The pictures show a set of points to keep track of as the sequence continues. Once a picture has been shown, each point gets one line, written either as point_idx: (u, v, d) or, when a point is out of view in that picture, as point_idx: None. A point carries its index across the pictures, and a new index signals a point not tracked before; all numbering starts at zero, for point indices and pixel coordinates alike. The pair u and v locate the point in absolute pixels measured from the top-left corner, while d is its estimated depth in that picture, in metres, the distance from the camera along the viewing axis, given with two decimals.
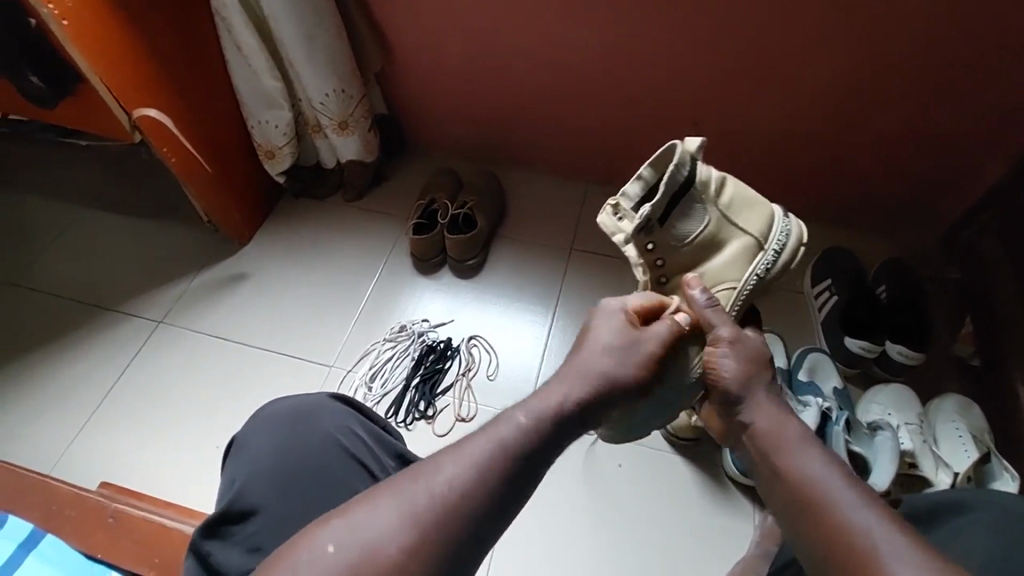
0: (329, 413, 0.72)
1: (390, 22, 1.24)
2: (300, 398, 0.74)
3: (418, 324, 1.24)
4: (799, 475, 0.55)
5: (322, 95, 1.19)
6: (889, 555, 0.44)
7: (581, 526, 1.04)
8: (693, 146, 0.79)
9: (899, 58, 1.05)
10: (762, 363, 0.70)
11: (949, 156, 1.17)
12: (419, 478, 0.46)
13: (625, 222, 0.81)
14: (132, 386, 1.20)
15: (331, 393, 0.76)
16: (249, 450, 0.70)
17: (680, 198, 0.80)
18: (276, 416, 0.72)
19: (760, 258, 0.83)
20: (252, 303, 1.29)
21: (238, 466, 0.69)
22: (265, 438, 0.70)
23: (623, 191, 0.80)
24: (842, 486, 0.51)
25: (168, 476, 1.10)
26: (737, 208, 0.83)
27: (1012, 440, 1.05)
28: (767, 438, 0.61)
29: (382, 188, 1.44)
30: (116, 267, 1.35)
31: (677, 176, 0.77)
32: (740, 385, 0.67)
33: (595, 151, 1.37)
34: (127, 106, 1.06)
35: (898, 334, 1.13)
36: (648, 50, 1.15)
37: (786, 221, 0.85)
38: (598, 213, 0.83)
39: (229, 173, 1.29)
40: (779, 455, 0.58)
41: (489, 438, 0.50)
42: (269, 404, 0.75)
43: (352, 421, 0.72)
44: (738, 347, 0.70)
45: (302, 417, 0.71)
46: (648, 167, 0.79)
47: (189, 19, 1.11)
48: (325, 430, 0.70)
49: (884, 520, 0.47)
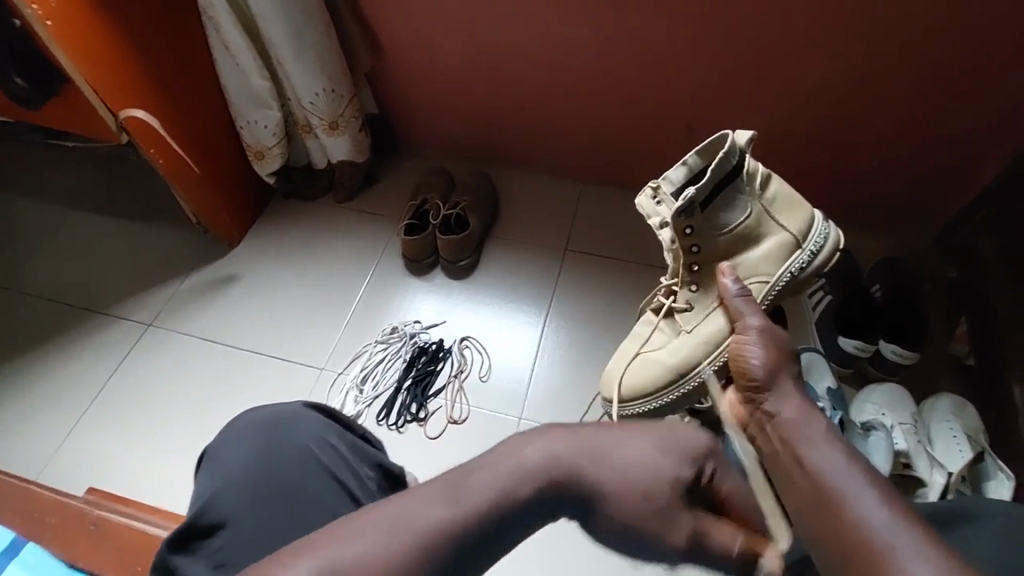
0: (304, 422, 0.72)
1: (380, 21, 1.23)
2: (276, 407, 0.74)
3: (410, 326, 1.23)
4: (818, 468, 0.55)
5: (311, 94, 1.18)
6: (905, 555, 0.44)
7: (573, 528, 1.03)
8: (744, 138, 0.80)
9: (894, 56, 1.04)
10: (790, 358, 0.72)
11: (944, 154, 1.16)
12: (340, 540, 0.40)
13: (663, 206, 0.84)
14: (120, 390, 1.19)
15: (305, 401, 0.76)
16: (221, 460, 0.70)
17: (727, 189, 0.80)
18: (250, 425, 0.72)
19: (796, 256, 0.84)
20: (241, 305, 1.28)
21: (210, 475, 0.69)
22: (237, 448, 0.70)
23: (666, 174, 0.83)
24: (858, 483, 0.52)
25: (156, 481, 1.09)
26: (779, 206, 0.83)
27: (1008, 440, 1.04)
28: (785, 427, 0.63)
29: (373, 189, 1.43)
30: (105, 270, 1.33)
31: (726, 168, 0.77)
32: (768, 375, 0.69)
33: (588, 150, 1.36)
34: (114, 106, 1.05)
35: (893, 334, 1.13)
36: (641, 48, 1.14)
37: (825, 225, 0.86)
38: (637, 194, 0.87)
39: (219, 175, 1.28)
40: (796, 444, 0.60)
41: (441, 508, 0.43)
42: (244, 414, 0.75)
43: (327, 432, 0.72)
44: (765, 339, 0.73)
45: (275, 428, 0.71)
46: (695, 155, 0.81)
47: (176, 19, 1.10)
48: (299, 440, 0.70)
49: (900, 519, 0.47)
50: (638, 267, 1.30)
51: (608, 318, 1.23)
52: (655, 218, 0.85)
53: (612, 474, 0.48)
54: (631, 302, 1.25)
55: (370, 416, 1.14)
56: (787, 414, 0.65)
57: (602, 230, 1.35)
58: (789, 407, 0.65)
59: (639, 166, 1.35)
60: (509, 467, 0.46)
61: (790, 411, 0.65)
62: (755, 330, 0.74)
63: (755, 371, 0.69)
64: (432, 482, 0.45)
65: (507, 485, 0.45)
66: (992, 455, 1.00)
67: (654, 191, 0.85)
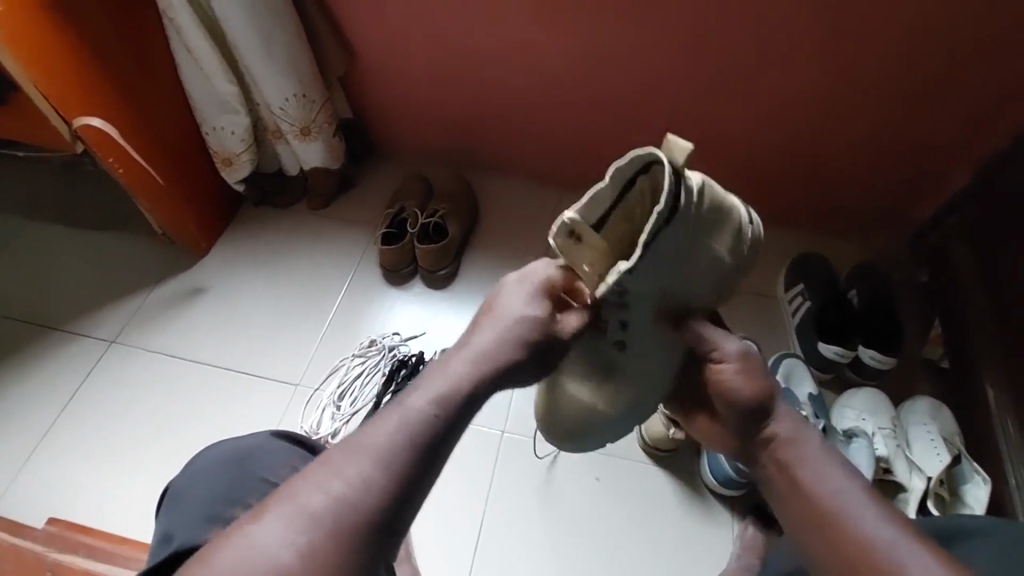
0: (271, 453, 0.72)
1: (353, 23, 1.18)
2: (237, 442, 0.74)
3: (388, 339, 1.19)
4: (826, 497, 0.57)
5: (282, 100, 1.13)
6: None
7: (559, 542, 1.02)
8: (677, 149, 0.59)
9: (872, 64, 1.04)
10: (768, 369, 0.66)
11: (920, 161, 1.17)
12: (310, 480, 0.46)
13: (580, 249, 0.63)
14: (83, 413, 1.13)
15: (272, 430, 0.75)
16: (185, 499, 0.69)
17: (669, 230, 0.60)
18: (213, 462, 0.71)
19: (729, 280, 0.69)
20: (212, 318, 1.23)
21: (173, 515, 0.67)
22: (202, 485, 0.69)
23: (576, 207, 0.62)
24: (862, 505, 0.55)
25: (123, 507, 1.04)
26: (714, 226, 0.65)
27: (981, 442, 1.06)
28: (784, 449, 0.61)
29: (349, 195, 1.39)
30: (64, 283, 1.27)
31: (666, 209, 0.59)
32: (763, 398, 0.63)
33: (570, 156, 1.34)
34: (67, 114, 0.99)
35: (871, 339, 1.13)
36: (622, 54, 1.13)
37: (752, 228, 0.70)
38: (550, 235, 0.63)
39: (186, 184, 1.22)
40: (803, 470, 0.59)
41: (392, 424, 0.49)
42: (205, 450, 0.74)
43: (296, 461, 0.72)
44: (741, 361, 0.64)
45: (244, 463, 0.70)
46: (609, 177, 0.62)
47: (135, 21, 1.04)
48: (267, 470, 0.70)
49: (908, 539, 0.52)
50: None
51: None
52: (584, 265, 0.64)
53: (502, 325, 0.58)
54: None
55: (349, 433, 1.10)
56: (782, 433, 0.61)
57: None
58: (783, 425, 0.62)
59: None
60: (439, 379, 0.53)
61: (785, 430, 0.62)
62: (736, 354, 0.65)
63: (748, 398, 0.63)
64: (379, 412, 0.50)
65: (444, 388, 0.52)
66: (969, 457, 1.01)
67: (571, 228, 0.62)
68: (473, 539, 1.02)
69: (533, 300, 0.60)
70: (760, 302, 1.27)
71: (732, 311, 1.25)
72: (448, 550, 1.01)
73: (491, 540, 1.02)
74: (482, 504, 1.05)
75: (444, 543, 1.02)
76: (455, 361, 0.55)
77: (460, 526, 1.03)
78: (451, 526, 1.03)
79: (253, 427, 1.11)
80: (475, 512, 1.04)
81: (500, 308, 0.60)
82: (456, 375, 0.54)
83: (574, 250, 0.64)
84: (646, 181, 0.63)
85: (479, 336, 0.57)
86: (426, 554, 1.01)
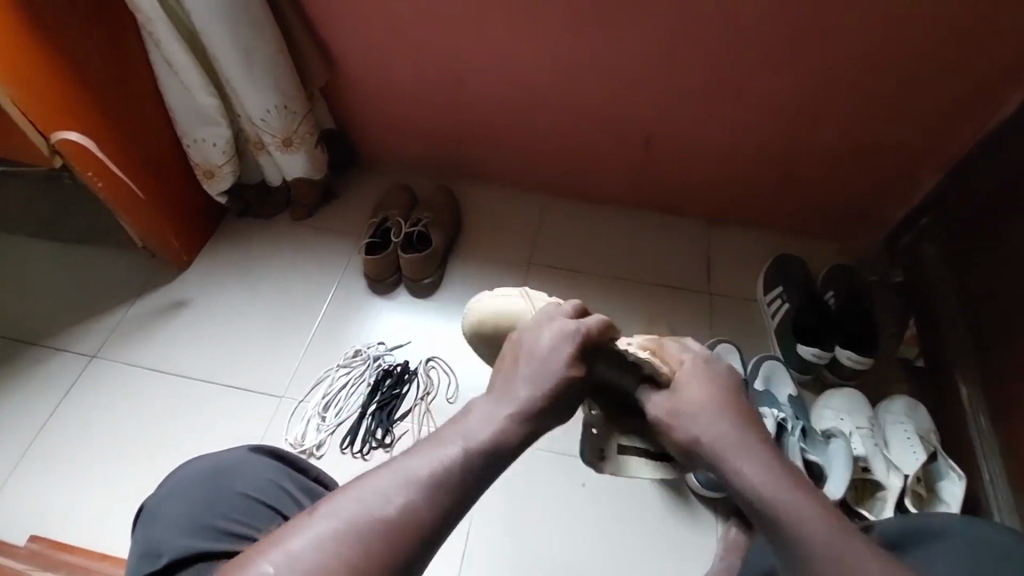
0: (253, 468, 0.72)
1: (334, 35, 1.19)
2: (217, 457, 0.73)
3: (373, 348, 1.20)
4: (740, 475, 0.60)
5: (263, 112, 1.14)
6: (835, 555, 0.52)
7: (544, 547, 1.03)
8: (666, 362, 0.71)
9: (842, 73, 1.07)
10: (724, 392, 0.68)
11: (890, 166, 1.20)
12: (359, 497, 0.51)
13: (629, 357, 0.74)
14: (63, 429, 1.11)
15: (252, 444, 0.75)
16: (162, 517, 0.68)
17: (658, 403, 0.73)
18: (192, 478, 0.71)
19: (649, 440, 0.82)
20: (195, 331, 1.22)
21: (152, 533, 0.67)
22: (181, 500, 0.69)
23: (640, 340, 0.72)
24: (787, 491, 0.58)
25: (103, 524, 1.02)
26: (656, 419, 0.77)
27: (955, 439, 1.09)
28: (701, 435, 0.65)
29: (332, 205, 1.39)
30: (44, 298, 1.25)
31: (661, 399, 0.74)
32: (686, 406, 0.67)
33: (551, 163, 1.35)
34: (45, 129, 0.99)
35: (849, 342, 1.14)
36: (600, 65, 1.15)
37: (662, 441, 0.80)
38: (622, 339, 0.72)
39: (168, 197, 1.22)
40: (721, 459, 0.62)
41: (437, 456, 0.55)
42: (187, 464, 0.73)
43: (278, 476, 0.72)
44: (694, 369, 0.71)
45: (228, 479, 0.71)
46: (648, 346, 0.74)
47: (115, 35, 1.04)
48: (248, 486, 0.70)
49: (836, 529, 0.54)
50: (603, 280, 1.31)
51: None
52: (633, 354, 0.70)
53: (539, 376, 0.63)
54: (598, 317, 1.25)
55: (334, 444, 1.10)
56: (709, 426, 0.65)
57: (566, 243, 1.35)
58: (710, 422, 0.65)
59: (601, 178, 1.36)
60: (481, 424, 0.59)
61: (712, 428, 0.65)
62: (688, 368, 0.71)
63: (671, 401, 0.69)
64: (425, 442, 0.57)
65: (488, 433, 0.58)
66: (943, 454, 1.04)
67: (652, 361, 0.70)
68: (460, 547, 1.02)
69: (570, 357, 0.65)
70: (741, 305, 1.29)
71: (712, 315, 1.27)
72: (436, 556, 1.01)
73: (479, 548, 1.02)
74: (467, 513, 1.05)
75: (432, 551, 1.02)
76: (501, 408, 0.61)
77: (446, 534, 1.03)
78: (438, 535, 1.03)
79: (238, 440, 1.10)
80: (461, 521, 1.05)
81: (536, 359, 0.65)
82: (499, 420, 0.60)
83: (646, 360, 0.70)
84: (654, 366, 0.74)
85: (519, 385, 0.63)
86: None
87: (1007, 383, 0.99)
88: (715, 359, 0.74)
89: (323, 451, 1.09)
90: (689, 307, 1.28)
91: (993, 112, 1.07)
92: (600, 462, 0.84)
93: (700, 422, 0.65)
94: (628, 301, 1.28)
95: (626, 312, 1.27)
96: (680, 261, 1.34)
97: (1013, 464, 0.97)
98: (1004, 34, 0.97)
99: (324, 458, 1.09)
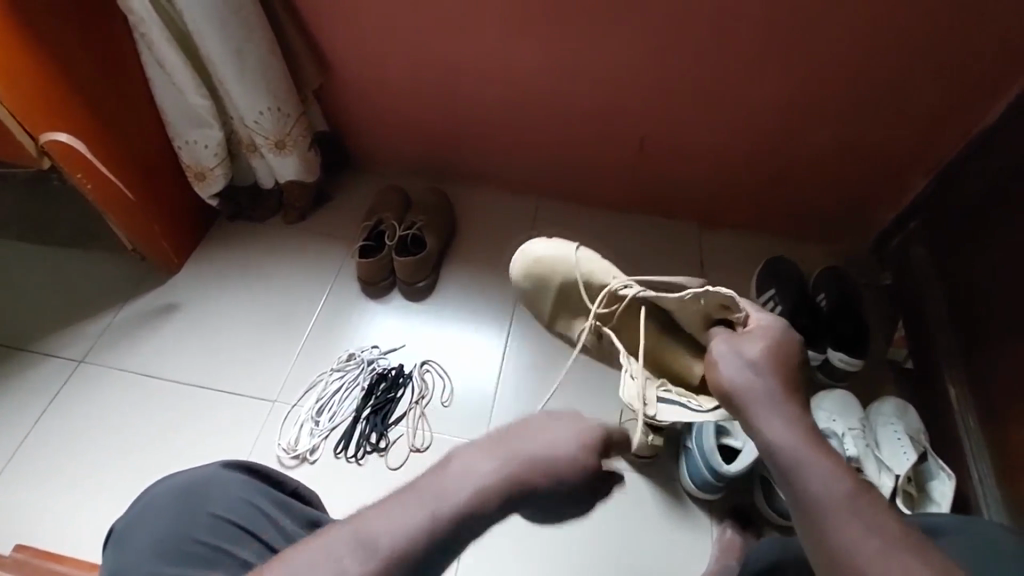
0: (223, 484, 0.71)
1: (328, 37, 1.19)
2: (188, 474, 0.72)
3: (367, 352, 1.19)
4: (767, 430, 0.63)
5: (256, 113, 1.13)
6: (846, 516, 0.52)
7: (539, 551, 1.02)
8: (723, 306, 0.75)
9: (833, 78, 1.09)
10: (790, 361, 0.69)
11: (879, 170, 1.22)
12: (305, 572, 0.42)
13: (683, 306, 0.78)
14: (49, 437, 1.09)
15: (225, 461, 0.75)
16: (131, 539, 0.67)
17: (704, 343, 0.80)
18: (159, 498, 0.70)
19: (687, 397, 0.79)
20: (185, 335, 1.21)
21: (117, 558, 0.65)
22: (149, 519, 0.68)
23: (701, 295, 0.75)
24: (812, 455, 0.58)
25: (90, 532, 1.00)
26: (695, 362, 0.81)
27: (944, 438, 1.11)
28: (750, 385, 0.67)
29: (325, 208, 1.38)
30: (30, 302, 1.23)
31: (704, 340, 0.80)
32: (743, 360, 0.69)
33: (546, 167, 1.36)
34: (33, 130, 0.96)
35: (840, 342, 1.16)
36: (595, 68, 1.15)
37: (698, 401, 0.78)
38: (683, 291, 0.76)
39: (157, 200, 1.20)
40: (757, 409, 0.65)
41: (400, 524, 0.46)
42: (154, 486, 0.72)
43: (249, 492, 0.71)
44: (770, 329, 0.72)
45: (196, 499, 0.69)
46: (707, 301, 0.76)
47: (104, 35, 1.03)
48: (218, 504, 0.69)
49: (858, 493, 0.54)
50: None
51: None
52: (703, 297, 0.76)
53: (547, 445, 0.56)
54: None
55: (328, 449, 1.09)
56: (760, 381, 0.66)
57: None
58: (763, 379, 0.67)
59: (595, 181, 1.36)
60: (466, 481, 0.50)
61: (761, 385, 0.66)
62: (759, 328, 0.72)
63: (732, 352, 0.70)
64: (394, 498, 0.48)
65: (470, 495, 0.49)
66: (932, 454, 1.06)
67: (731, 296, 0.74)
68: (456, 551, 1.02)
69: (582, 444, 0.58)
70: None
71: None
72: None
73: (475, 553, 1.02)
74: None
75: None
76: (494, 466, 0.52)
77: None
78: None
79: (229, 446, 1.09)
80: None
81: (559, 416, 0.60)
82: (481, 478, 0.51)
83: (720, 307, 0.76)
84: (708, 317, 0.78)
85: (518, 441, 0.55)
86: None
87: (994, 382, 1.01)
88: (795, 331, 0.73)
89: (317, 455, 1.08)
90: None
91: (978, 117, 1.09)
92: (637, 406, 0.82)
93: (753, 375, 0.67)
94: None
95: None
96: (673, 265, 1.35)
97: (1000, 462, 0.99)
98: (989, 42, 0.99)
99: (318, 463, 1.08)
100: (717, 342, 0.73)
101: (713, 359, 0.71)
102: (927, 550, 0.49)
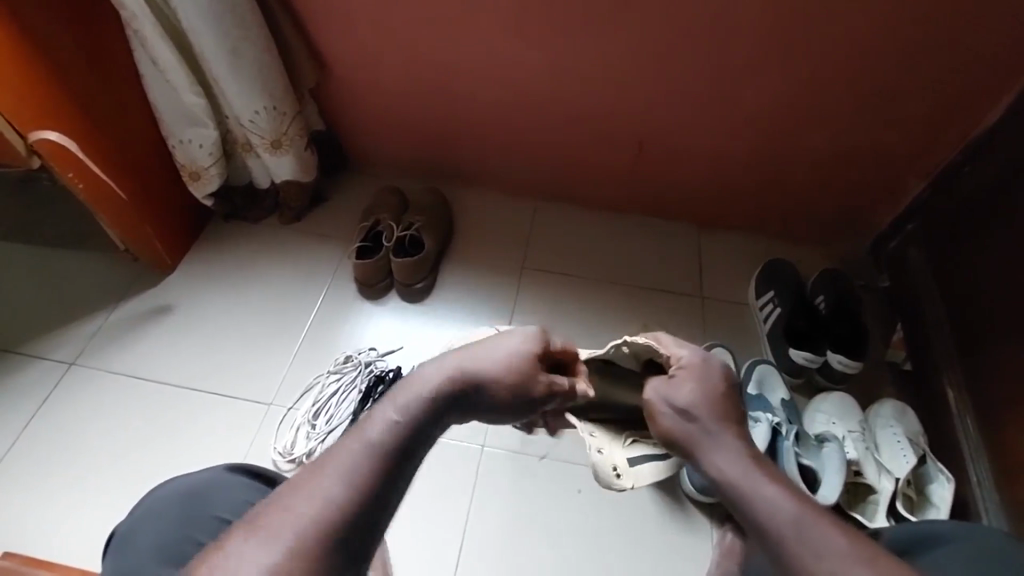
0: (223, 488, 0.70)
1: (324, 35, 1.17)
2: (189, 478, 0.71)
3: (365, 354, 1.16)
4: (714, 466, 0.66)
5: (251, 112, 1.11)
6: (795, 538, 0.55)
7: (538, 555, 1.02)
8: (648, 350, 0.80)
9: (832, 80, 1.09)
10: (722, 393, 0.72)
11: (877, 173, 1.22)
12: (292, 493, 0.47)
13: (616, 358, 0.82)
14: (41, 440, 1.07)
15: (227, 464, 0.73)
16: (133, 542, 0.66)
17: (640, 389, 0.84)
18: (161, 502, 0.69)
19: (648, 443, 0.88)
20: (179, 337, 1.19)
21: (119, 562, 0.64)
22: (149, 523, 0.67)
23: (626, 346, 0.80)
24: (759, 483, 0.61)
25: (82, 539, 0.98)
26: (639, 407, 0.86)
27: (943, 442, 1.11)
28: (687, 431, 0.70)
29: (322, 209, 1.37)
30: (22, 303, 1.21)
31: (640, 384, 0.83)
32: (680, 405, 0.72)
33: (544, 168, 1.35)
34: (22, 128, 0.95)
35: (839, 345, 1.15)
36: (595, 68, 1.14)
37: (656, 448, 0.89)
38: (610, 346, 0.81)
39: (152, 200, 1.19)
40: (700, 453, 0.68)
41: (378, 423, 0.53)
42: (156, 491, 0.71)
43: (252, 496, 0.70)
44: (693, 368, 0.74)
45: (196, 502, 0.68)
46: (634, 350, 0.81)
47: (96, 31, 1.01)
48: (221, 507, 0.68)
49: (807, 513, 0.56)
50: (598, 285, 1.30)
51: (578, 330, 1.24)
52: (625, 346, 0.81)
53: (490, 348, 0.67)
54: (592, 324, 1.25)
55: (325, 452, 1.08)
56: (695, 425, 0.70)
57: (559, 246, 1.35)
58: (699, 421, 0.70)
59: (594, 182, 1.36)
60: (411, 388, 0.58)
61: (701, 427, 0.70)
62: (684, 368, 0.74)
63: (666, 402, 0.73)
64: (368, 412, 0.55)
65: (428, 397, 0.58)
66: (932, 457, 1.05)
67: (650, 344, 0.78)
68: (455, 554, 1.01)
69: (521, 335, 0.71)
70: (734, 311, 1.29)
71: (708, 325, 1.27)
72: (429, 555, 1.00)
73: (473, 557, 1.01)
74: (461, 522, 1.04)
75: (425, 559, 1.00)
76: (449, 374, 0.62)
77: (439, 542, 1.02)
78: (431, 533, 1.02)
79: (223, 449, 1.07)
80: (455, 529, 1.03)
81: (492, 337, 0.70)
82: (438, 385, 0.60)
83: (647, 348, 0.79)
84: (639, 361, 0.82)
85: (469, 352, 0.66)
86: (402, 559, 1.00)
87: (992, 386, 1.00)
88: (715, 360, 0.76)
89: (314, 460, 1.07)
90: (684, 313, 1.28)
91: (977, 121, 1.09)
92: (618, 480, 0.87)
93: (688, 421, 0.71)
94: (621, 306, 1.28)
95: (620, 320, 1.26)
96: (672, 267, 1.34)
97: (999, 465, 0.99)
98: (990, 43, 0.98)
99: None
100: (649, 393, 0.75)
101: (651, 412, 0.75)
102: (880, 559, 0.50)
